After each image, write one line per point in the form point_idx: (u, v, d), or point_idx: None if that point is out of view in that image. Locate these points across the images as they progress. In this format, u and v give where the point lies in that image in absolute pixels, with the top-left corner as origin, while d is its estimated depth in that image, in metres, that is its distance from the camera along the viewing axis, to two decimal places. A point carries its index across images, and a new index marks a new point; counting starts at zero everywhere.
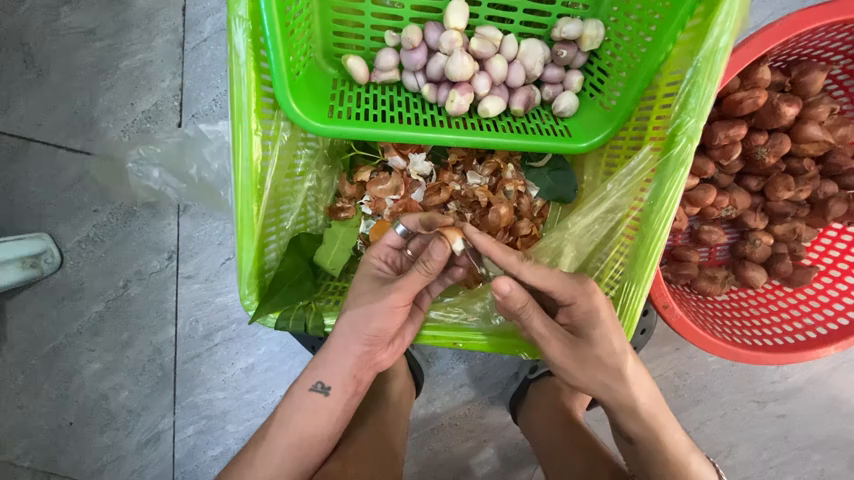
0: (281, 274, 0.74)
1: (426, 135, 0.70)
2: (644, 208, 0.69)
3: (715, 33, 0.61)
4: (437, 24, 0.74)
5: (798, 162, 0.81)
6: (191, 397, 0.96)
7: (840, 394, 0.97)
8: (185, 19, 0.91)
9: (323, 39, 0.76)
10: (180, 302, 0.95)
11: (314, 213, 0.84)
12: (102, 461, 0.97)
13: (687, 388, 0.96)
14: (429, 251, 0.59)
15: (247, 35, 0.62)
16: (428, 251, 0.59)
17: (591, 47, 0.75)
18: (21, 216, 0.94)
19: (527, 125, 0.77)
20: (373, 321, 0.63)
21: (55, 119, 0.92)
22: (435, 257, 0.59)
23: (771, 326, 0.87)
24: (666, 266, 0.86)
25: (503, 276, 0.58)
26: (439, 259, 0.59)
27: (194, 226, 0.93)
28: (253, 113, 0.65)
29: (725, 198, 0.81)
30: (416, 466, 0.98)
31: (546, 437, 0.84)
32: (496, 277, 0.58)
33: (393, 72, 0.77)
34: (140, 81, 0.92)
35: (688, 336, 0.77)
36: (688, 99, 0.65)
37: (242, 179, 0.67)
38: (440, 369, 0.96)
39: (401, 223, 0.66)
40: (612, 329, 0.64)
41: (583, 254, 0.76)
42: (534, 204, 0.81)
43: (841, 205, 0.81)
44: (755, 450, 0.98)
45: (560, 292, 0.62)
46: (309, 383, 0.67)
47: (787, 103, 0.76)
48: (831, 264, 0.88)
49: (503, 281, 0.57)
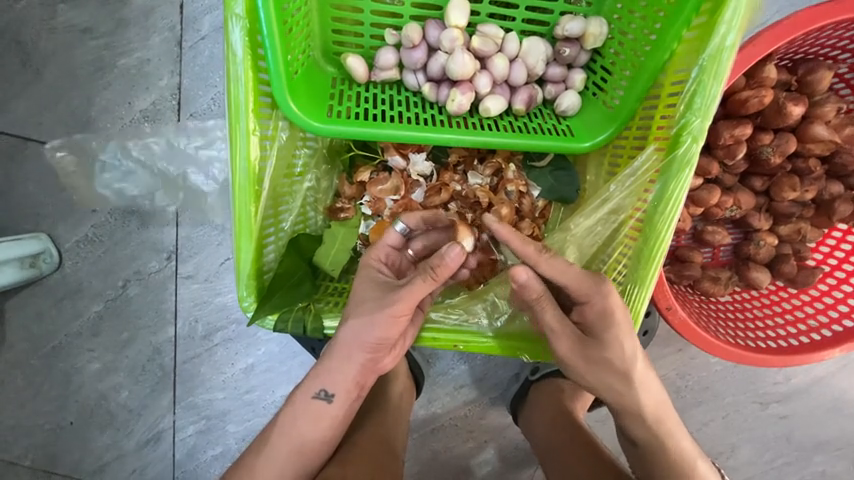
0: (279, 275, 0.73)
1: (427, 135, 0.69)
2: (648, 210, 0.68)
3: (721, 31, 0.60)
4: (438, 22, 0.73)
5: (804, 162, 0.79)
6: (190, 397, 0.95)
7: (843, 395, 0.96)
8: (183, 17, 0.90)
9: (322, 36, 0.75)
10: (180, 302, 0.94)
11: (314, 213, 0.83)
12: (102, 461, 0.96)
13: (688, 389, 0.96)
14: (442, 256, 0.60)
15: (244, 34, 0.61)
16: (443, 254, 0.60)
17: (594, 45, 0.74)
18: (18, 215, 0.93)
19: (529, 125, 0.75)
20: (375, 329, 0.63)
21: (52, 118, 0.92)
22: (449, 260, 0.60)
23: (774, 327, 0.86)
24: (668, 267, 0.85)
25: (521, 265, 0.60)
26: (453, 261, 0.60)
27: (193, 225, 0.93)
28: (250, 113, 0.64)
29: (729, 198, 0.80)
30: (417, 466, 0.98)
31: (546, 438, 0.84)
32: (513, 266, 0.60)
33: (393, 71, 0.76)
34: (137, 79, 0.91)
35: (690, 338, 0.76)
36: (694, 98, 0.64)
37: (240, 180, 0.66)
38: (440, 369, 0.96)
39: (403, 221, 0.69)
40: (626, 331, 0.63)
41: (585, 255, 0.75)
42: (536, 204, 0.80)
43: (847, 206, 0.80)
44: (756, 451, 0.97)
45: (576, 289, 0.62)
46: (312, 390, 0.66)
47: (792, 102, 0.75)
48: (835, 266, 0.87)
49: (521, 270, 0.59)
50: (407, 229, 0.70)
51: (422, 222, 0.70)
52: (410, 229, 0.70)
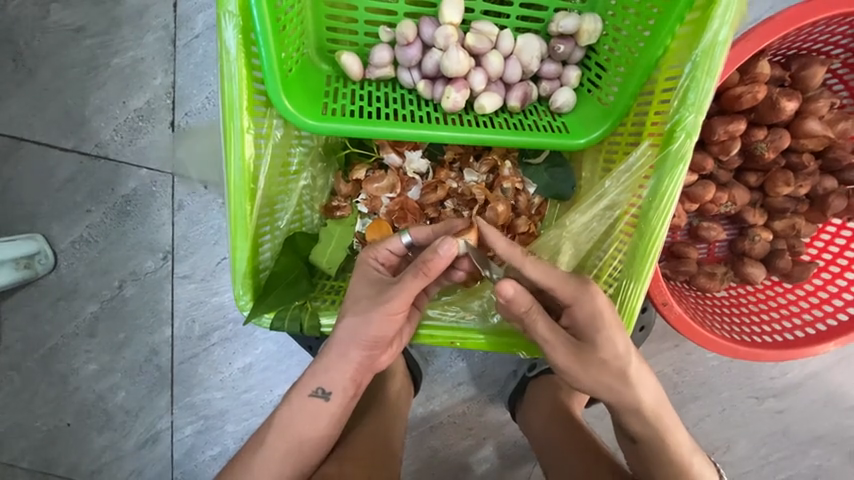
0: (276, 274, 0.74)
1: (420, 132, 0.69)
2: (642, 206, 0.68)
3: (714, 26, 0.61)
4: (432, 19, 0.74)
5: (797, 157, 0.80)
6: (188, 397, 0.95)
7: (839, 388, 0.97)
8: (177, 16, 0.89)
9: (316, 33, 0.75)
10: (176, 302, 0.94)
11: (310, 211, 0.83)
12: (100, 462, 0.96)
13: (686, 384, 0.96)
14: (434, 250, 0.59)
15: (238, 32, 0.61)
16: (435, 248, 0.59)
17: (588, 41, 0.74)
18: (13, 215, 0.93)
19: (524, 122, 0.75)
20: (370, 327, 0.63)
21: (47, 119, 0.91)
22: (442, 254, 0.59)
23: (770, 322, 0.86)
24: (664, 263, 0.86)
25: (507, 280, 0.59)
26: (445, 256, 0.59)
27: (188, 225, 0.92)
28: (244, 111, 0.64)
29: (724, 194, 0.80)
30: (416, 464, 0.98)
31: (544, 432, 0.84)
32: (500, 281, 0.59)
33: (388, 68, 0.76)
34: (132, 79, 0.91)
35: (687, 334, 0.77)
36: (688, 93, 0.64)
37: (235, 180, 0.66)
38: (439, 366, 0.96)
39: (410, 235, 0.68)
40: (616, 330, 0.64)
41: (581, 251, 0.75)
42: (532, 200, 0.80)
43: (841, 200, 0.81)
44: (754, 445, 0.98)
45: (561, 292, 0.63)
46: (309, 388, 0.66)
47: (786, 98, 0.75)
48: (830, 260, 0.87)
49: (507, 284, 0.58)
50: (414, 242, 0.68)
51: (431, 236, 0.68)
52: (417, 245, 0.69)
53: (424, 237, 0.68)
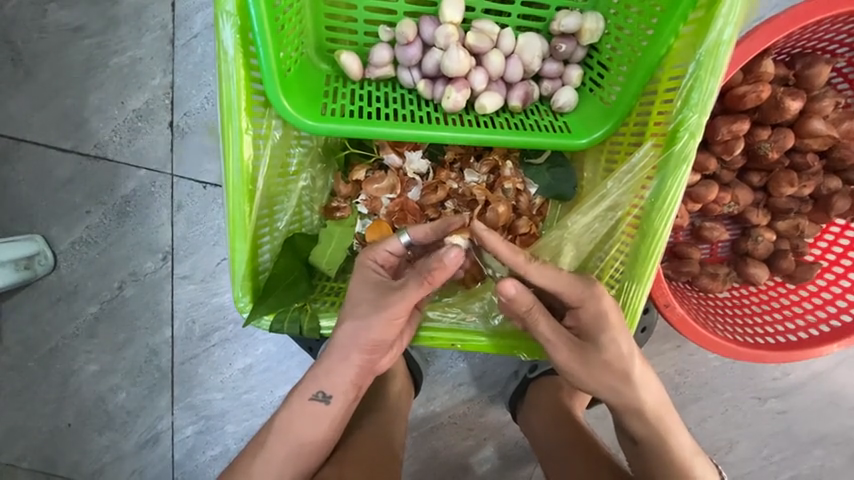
0: (275, 275, 0.73)
1: (420, 133, 0.68)
2: (645, 207, 0.68)
3: (718, 26, 0.60)
4: (433, 18, 0.73)
5: (801, 157, 0.79)
6: (189, 398, 0.95)
7: (841, 389, 0.96)
8: (175, 15, 0.89)
9: (315, 33, 0.74)
10: (176, 303, 0.94)
11: (309, 212, 0.82)
12: (101, 462, 0.96)
13: (687, 385, 0.96)
14: (440, 259, 0.59)
15: (235, 32, 0.60)
16: (442, 257, 0.59)
17: (590, 40, 0.73)
18: (12, 216, 0.93)
19: (526, 122, 0.75)
20: (371, 331, 0.63)
21: (45, 119, 0.91)
22: (447, 262, 0.59)
23: (772, 323, 0.86)
24: (666, 264, 0.85)
25: (508, 279, 0.59)
26: (451, 264, 0.59)
27: (187, 226, 0.92)
28: (243, 112, 0.64)
29: (727, 195, 0.79)
30: (415, 465, 0.98)
31: (545, 434, 0.84)
32: (502, 280, 0.59)
33: (388, 68, 0.75)
34: (130, 79, 0.90)
35: (689, 335, 0.76)
36: (691, 93, 0.63)
37: (233, 180, 0.65)
38: (439, 367, 0.96)
39: (408, 235, 0.67)
40: (620, 332, 0.63)
41: (582, 253, 0.74)
42: (533, 201, 0.80)
43: (845, 201, 0.80)
44: (755, 446, 0.97)
45: (569, 295, 0.62)
46: (310, 392, 0.66)
47: (790, 97, 0.74)
48: (833, 261, 0.87)
49: (509, 284, 0.58)
50: (413, 242, 0.67)
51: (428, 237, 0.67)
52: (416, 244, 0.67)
53: (423, 236, 0.67)
